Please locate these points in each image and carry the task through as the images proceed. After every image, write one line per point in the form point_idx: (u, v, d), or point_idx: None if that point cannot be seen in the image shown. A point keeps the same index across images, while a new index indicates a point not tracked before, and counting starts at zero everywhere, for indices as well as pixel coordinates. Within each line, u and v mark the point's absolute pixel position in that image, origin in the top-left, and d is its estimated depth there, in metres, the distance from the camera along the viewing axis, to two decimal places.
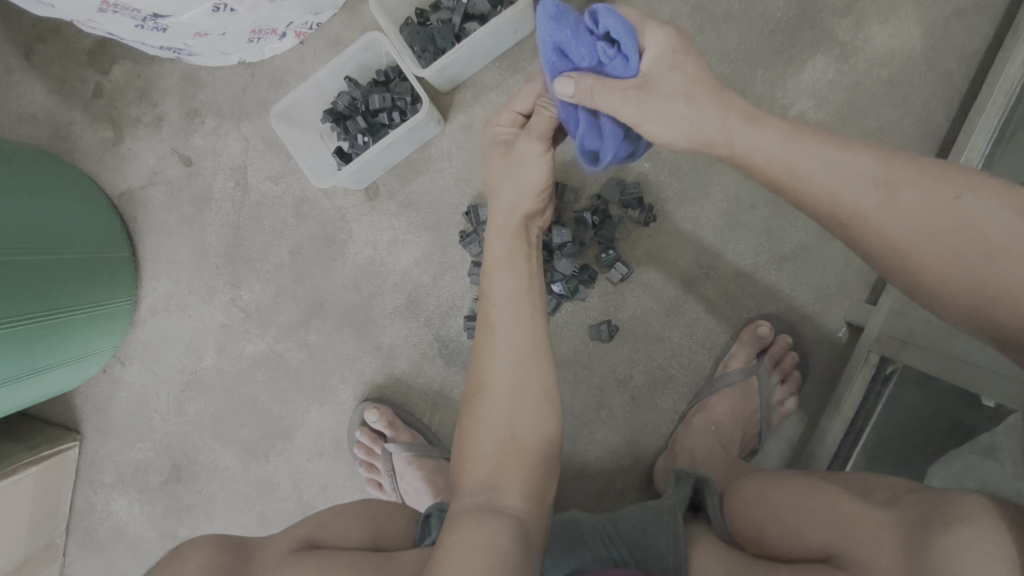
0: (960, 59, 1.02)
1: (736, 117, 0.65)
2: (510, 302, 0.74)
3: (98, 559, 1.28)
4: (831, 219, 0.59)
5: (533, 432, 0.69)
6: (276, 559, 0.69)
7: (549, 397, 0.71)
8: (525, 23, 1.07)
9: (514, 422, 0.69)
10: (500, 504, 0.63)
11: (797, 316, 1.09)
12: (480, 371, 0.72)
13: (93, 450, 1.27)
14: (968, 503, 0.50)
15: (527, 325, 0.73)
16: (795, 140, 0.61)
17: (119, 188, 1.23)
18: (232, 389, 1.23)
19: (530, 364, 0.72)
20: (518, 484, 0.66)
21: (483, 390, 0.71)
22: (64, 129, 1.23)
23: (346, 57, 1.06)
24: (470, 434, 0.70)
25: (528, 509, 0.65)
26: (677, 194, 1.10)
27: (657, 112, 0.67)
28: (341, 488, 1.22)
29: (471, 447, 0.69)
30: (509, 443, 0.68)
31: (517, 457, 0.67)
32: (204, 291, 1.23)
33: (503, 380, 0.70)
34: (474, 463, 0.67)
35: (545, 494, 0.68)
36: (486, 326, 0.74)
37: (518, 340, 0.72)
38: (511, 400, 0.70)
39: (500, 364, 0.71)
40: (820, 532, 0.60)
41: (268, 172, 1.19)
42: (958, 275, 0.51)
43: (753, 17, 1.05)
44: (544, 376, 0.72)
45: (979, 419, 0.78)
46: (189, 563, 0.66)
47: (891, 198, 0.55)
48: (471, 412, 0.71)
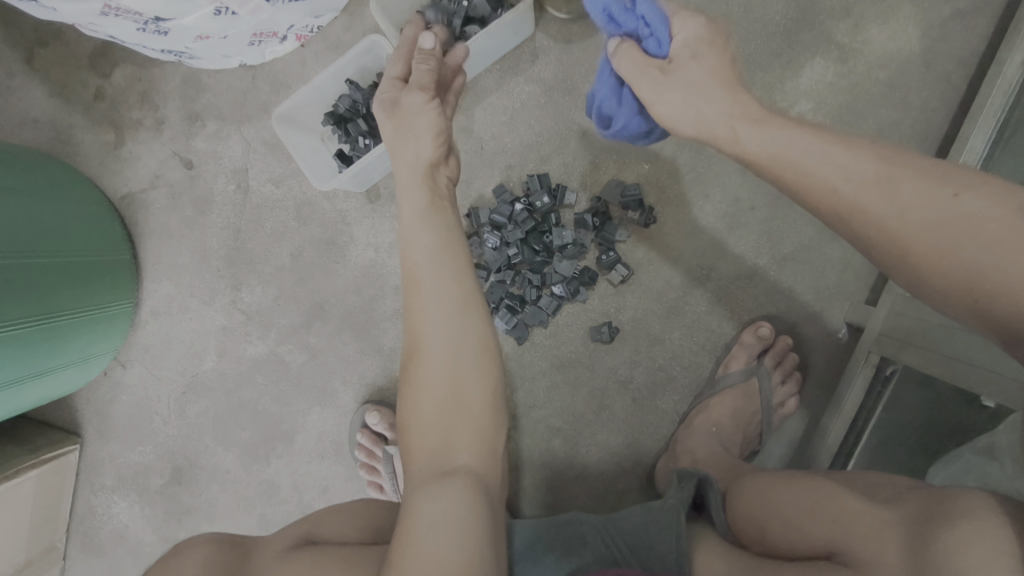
0: (958, 61, 1.03)
1: (741, 116, 0.66)
2: (433, 257, 0.72)
3: (98, 562, 1.27)
4: (831, 214, 0.60)
5: (475, 387, 0.68)
6: (276, 556, 0.69)
7: (485, 346, 0.70)
8: (525, 26, 1.07)
9: (455, 379, 0.68)
10: (453, 465, 0.65)
11: (797, 317, 1.09)
12: (416, 334, 0.70)
13: (93, 453, 1.27)
14: (969, 501, 0.50)
15: (456, 276, 0.72)
16: (799, 135, 0.62)
17: (120, 191, 1.23)
18: (232, 392, 1.23)
19: (461, 317, 0.70)
20: (467, 441, 0.66)
21: (420, 353, 0.69)
22: (65, 132, 1.23)
23: (347, 60, 1.06)
24: (411, 401, 0.68)
25: (482, 460, 0.67)
26: (677, 196, 1.10)
27: (666, 98, 0.69)
28: (342, 490, 1.22)
29: (414, 414, 0.68)
30: (452, 403, 0.67)
31: (461, 413, 0.67)
32: (205, 294, 1.23)
33: (441, 341, 0.69)
34: (422, 431, 0.67)
35: (496, 440, 0.69)
36: (412, 287, 0.72)
37: (446, 296, 0.70)
38: (444, 356, 0.68)
39: (433, 323, 0.69)
40: (822, 530, 0.60)
41: (269, 174, 1.20)
42: (957, 269, 0.51)
43: (752, 19, 1.06)
44: (482, 330, 0.71)
45: (981, 418, 0.78)
46: (188, 561, 0.66)
47: (892, 193, 0.55)
48: (410, 378, 0.69)
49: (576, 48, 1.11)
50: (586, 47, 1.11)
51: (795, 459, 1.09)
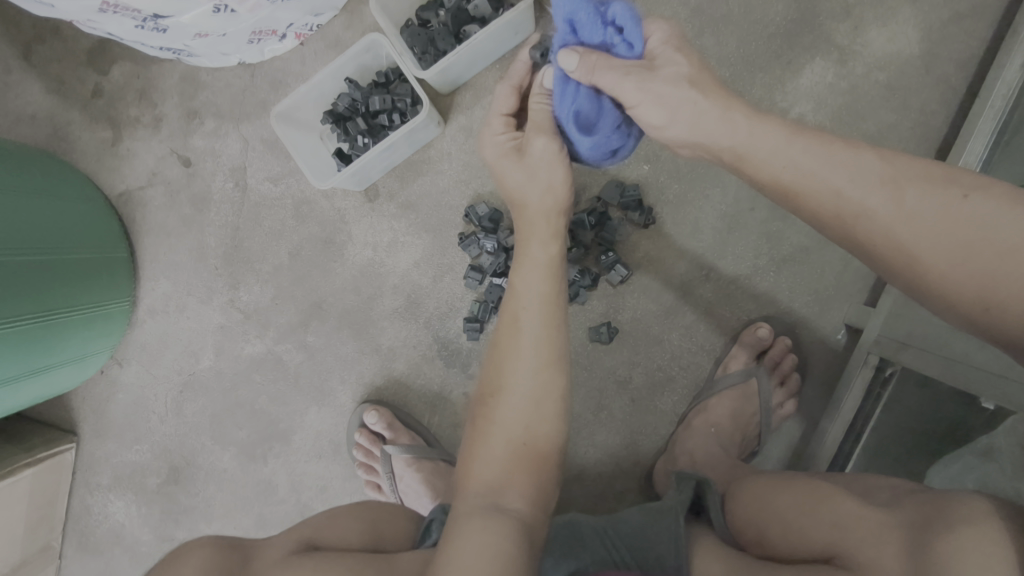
0: (958, 63, 1.03)
1: (739, 112, 0.66)
2: (539, 305, 0.73)
3: (94, 561, 1.27)
4: (834, 219, 0.59)
5: (549, 437, 0.68)
6: (275, 560, 0.68)
7: (563, 410, 0.70)
8: (525, 25, 1.07)
9: (531, 426, 0.68)
10: (506, 506, 0.62)
11: (796, 319, 1.09)
12: (499, 370, 0.71)
13: (90, 452, 1.27)
14: (972, 507, 0.50)
15: (552, 331, 0.72)
16: (797, 140, 0.62)
17: (118, 189, 1.23)
18: (230, 390, 1.23)
19: (547, 370, 0.70)
20: (524, 489, 0.64)
21: (501, 391, 0.70)
22: (62, 129, 1.22)
23: (346, 58, 1.06)
24: (482, 434, 0.68)
25: (533, 513, 0.63)
26: (676, 196, 1.10)
27: (656, 93, 0.66)
28: (339, 490, 1.21)
29: (481, 448, 0.67)
30: (522, 446, 0.67)
31: (529, 460, 0.66)
32: (203, 293, 1.22)
33: (523, 382, 0.70)
34: (483, 465, 0.66)
35: (549, 498, 0.66)
36: (510, 327, 0.73)
37: (542, 348, 0.71)
38: (529, 404, 0.68)
39: (521, 367, 0.70)
40: (822, 534, 0.59)
41: (268, 173, 1.19)
42: (968, 275, 0.51)
43: (753, 20, 1.06)
44: (559, 385, 0.70)
45: (979, 421, 0.79)
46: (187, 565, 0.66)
47: (898, 197, 0.55)
48: (485, 413, 0.70)
49: None
50: None
51: (795, 461, 1.08)
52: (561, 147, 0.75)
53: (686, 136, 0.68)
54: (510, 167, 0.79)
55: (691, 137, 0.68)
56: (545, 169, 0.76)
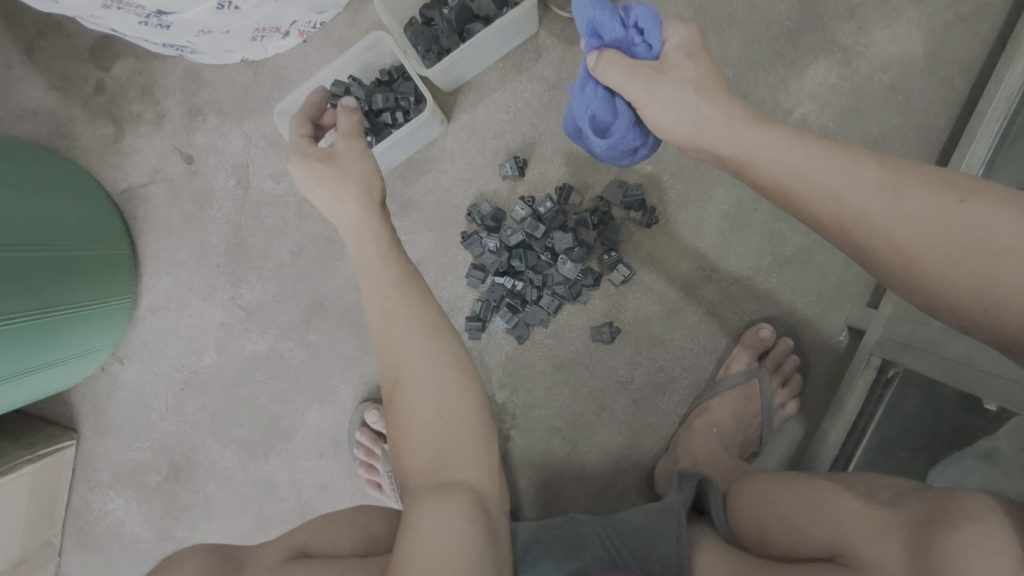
0: (962, 65, 1.03)
1: (741, 117, 0.66)
2: (398, 292, 0.70)
3: (93, 558, 1.27)
4: (832, 224, 0.59)
5: (461, 400, 0.67)
6: (268, 568, 0.69)
7: (463, 366, 0.69)
8: (529, 24, 1.07)
9: (440, 400, 0.66)
10: (453, 478, 0.63)
11: (798, 320, 1.09)
12: (390, 361, 0.69)
13: (90, 449, 1.27)
14: (974, 502, 0.50)
15: (420, 303, 0.71)
16: (798, 144, 0.62)
17: (119, 186, 1.23)
18: (231, 388, 1.23)
19: (433, 341, 0.68)
20: (463, 456, 0.65)
21: (400, 379, 0.67)
22: (64, 126, 1.22)
23: (349, 57, 1.06)
24: (400, 428, 0.67)
25: (479, 473, 0.65)
26: (678, 196, 1.10)
27: (661, 94, 0.68)
28: (340, 488, 1.21)
29: (404, 438, 0.67)
30: (440, 420, 0.65)
31: (455, 428, 0.66)
32: (204, 290, 1.22)
33: (415, 360, 0.67)
34: (414, 453, 0.65)
35: (492, 454, 0.68)
36: (382, 322, 0.70)
37: (416, 324, 0.69)
38: (426, 382, 0.66)
39: (409, 349, 0.68)
40: (823, 532, 0.59)
41: (270, 171, 1.19)
42: (968, 276, 0.51)
43: (757, 21, 1.06)
44: (452, 347, 0.69)
45: (980, 422, 0.79)
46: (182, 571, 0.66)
47: (898, 201, 0.55)
48: (394, 408, 0.67)
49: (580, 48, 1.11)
50: None
51: (796, 462, 1.08)
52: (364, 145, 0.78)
53: (689, 137, 0.69)
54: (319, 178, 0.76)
55: (694, 139, 0.69)
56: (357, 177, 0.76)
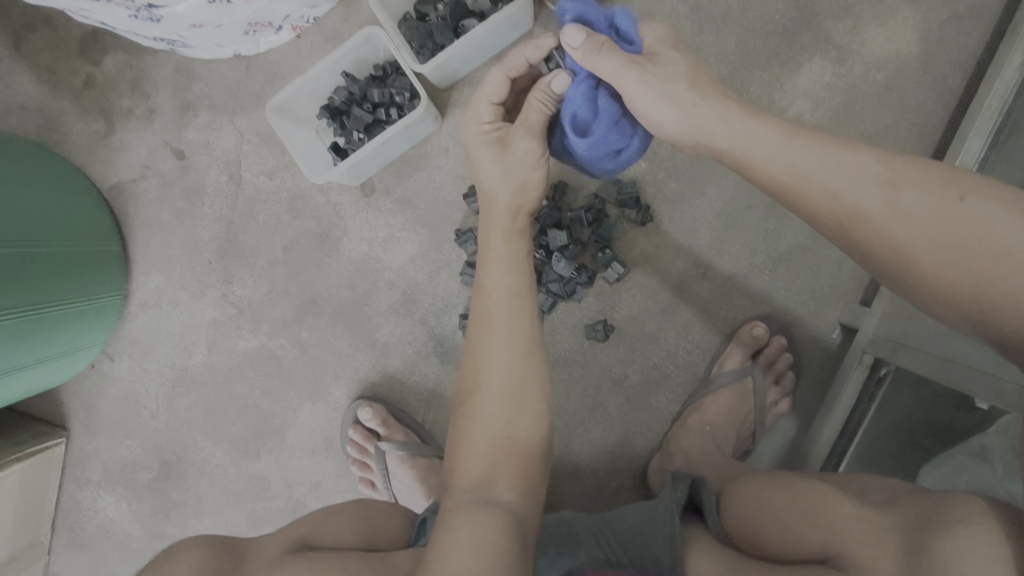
0: (956, 63, 1.03)
1: (736, 111, 0.67)
2: (507, 300, 0.73)
3: (84, 556, 1.27)
4: (830, 220, 0.59)
5: (531, 431, 0.69)
6: (269, 561, 0.67)
7: (542, 395, 0.72)
8: (524, 20, 1.06)
9: (511, 423, 0.69)
10: (496, 499, 0.64)
11: (791, 318, 1.09)
12: (476, 368, 0.72)
13: (80, 447, 1.26)
14: (967, 507, 0.48)
15: (525, 326, 0.73)
16: (795, 141, 0.62)
17: (109, 181, 1.21)
18: (223, 385, 1.22)
19: (523, 362, 0.71)
20: (514, 482, 0.66)
21: (478, 389, 0.71)
22: (53, 120, 1.21)
23: (343, 52, 1.05)
24: (466, 432, 0.69)
25: (524, 504, 0.65)
26: (673, 194, 1.10)
27: (656, 89, 0.69)
28: (333, 486, 1.21)
29: (464, 446, 0.69)
30: (505, 442, 0.68)
31: (514, 456, 0.68)
32: (196, 287, 1.21)
33: (495, 374, 0.71)
34: (469, 462, 0.67)
35: (537, 490, 0.68)
36: (481, 325, 0.73)
37: (514, 341, 0.72)
38: (504, 399, 0.69)
39: (497, 363, 0.71)
40: (818, 534, 0.56)
41: (263, 166, 1.18)
42: (964, 279, 0.51)
43: (752, 18, 1.06)
44: (536, 376, 0.72)
45: (970, 420, 0.80)
46: (180, 564, 0.64)
47: (895, 199, 0.55)
48: (465, 411, 0.71)
49: None
50: None
51: (790, 460, 1.08)
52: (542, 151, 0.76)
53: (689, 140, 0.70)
54: (485, 158, 0.78)
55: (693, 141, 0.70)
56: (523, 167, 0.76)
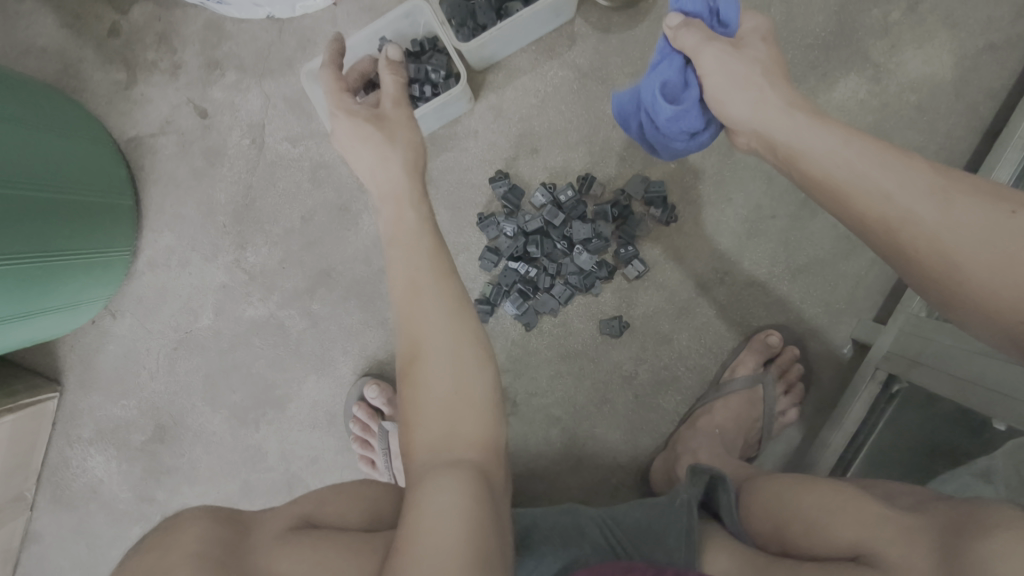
0: (988, 92, 1.04)
1: (801, 110, 0.68)
2: (429, 266, 0.65)
3: (68, 515, 1.24)
4: (878, 223, 0.59)
5: (479, 383, 0.60)
6: (274, 537, 0.65)
7: (484, 340, 0.63)
8: (567, 8, 1.05)
9: (457, 379, 0.60)
10: (458, 460, 0.56)
11: (805, 329, 1.10)
12: (411, 336, 0.62)
13: (72, 403, 1.23)
14: (1000, 512, 0.49)
15: (450, 283, 0.65)
16: (853, 140, 0.63)
17: (127, 134, 1.18)
18: (227, 352, 1.20)
19: (462, 315, 0.63)
20: (471, 439, 0.58)
21: (415, 356, 0.61)
22: (73, 66, 1.17)
23: (382, 22, 1.03)
24: (409, 404, 0.60)
25: (486, 460, 0.58)
26: (699, 197, 1.10)
27: (729, 67, 0.72)
28: (331, 462, 1.20)
29: (412, 416, 0.59)
30: (456, 401, 0.59)
31: (467, 415, 0.59)
32: (208, 250, 1.19)
33: (437, 334, 0.61)
34: (421, 433, 0.58)
35: (500, 442, 0.60)
36: (406, 295, 0.64)
37: (444, 299, 0.63)
38: (448, 357, 0.60)
39: (430, 323, 0.62)
40: (847, 530, 0.57)
41: (287, 133, 1.16)
42: (1009, 286, 0.52)
43: (793, 29, 1.06)
44: (475, 324, 0.64)
45: (973, 444, 0.82)
46: (187, 534, 0.60)
47: (947, 206, 0.56)
48: (406, 383, 0.61)
49: (615, 38, 1.09)
50: (626, 39, 1.09)
51: (792, 468, 1.09)
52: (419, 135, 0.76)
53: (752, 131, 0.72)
54: (356, 140, 0.74)
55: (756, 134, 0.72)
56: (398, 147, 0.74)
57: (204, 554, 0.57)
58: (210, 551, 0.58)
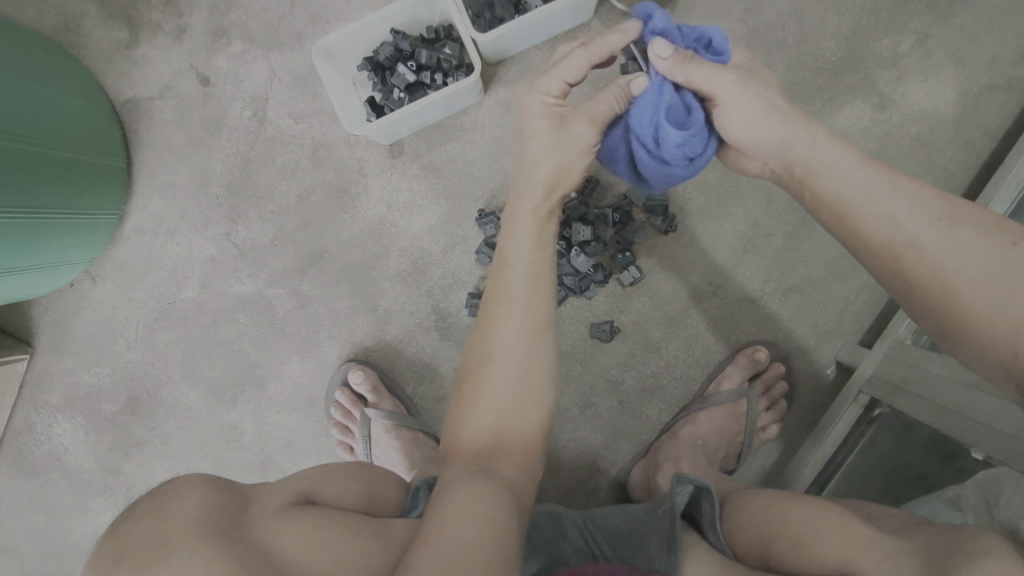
0: (986, 130, 1.06)
1: (821, 128, 0.68)
2: (527, 274, 0.71)
3: (28, 482, 1.20)
4: (884, 247, 0.61)
5: (536, 407, 0.68)
6: (274, 510, 0.58)
7: (552, 371, 0.70)
8: (586, 9, 1.05)
9: (518, 398, 0.67)
10: (498, 473, 0.62)
11: (791, 348, 1.11)
12: (486, 341, 0.70)
13: (43, 367, 1.19)
14: (988, 543, 0.49)
15: (541, 296, 0.71)
16: (866, 164, 0.65)
17: (124, 95, 1.15)
18: (209, 327, 1.17)
19: (538, 338, 0.69)
20: (513, 456, 0.65)
21: (489, 361, 0.68)
22: (73, 20, 1.14)
23: (401, 6, 1.02)
24: (471, 404, 0.68)
25: (522, 479, 0.64)
26: (699, 209, 1.11)
27: (750, 88, 0.68)
28: (307, 447, 1.18)
29: (467, 414, 0.68)
30: (511, 416, 0.67)
31: (517, 432, 0.67)
32: (198, 220, 1.16)
33: (507, 353, 0.68)
34: (472, 433, 0.66)
35: (536, 464, 0.68)
36: (499, 297, 0.71)
37: (530, 312, 0.70)
38: (517, 375, 0.68)
39: (508, 335, 0.69)
40: (833, 551, 0.57)
41: (290, 109, 1.14)
42: (1008, 318, 0.52)
43: (804, 51, 1.08)
44: (548, 355, 0.70)
45: (946, 471, 0.84)
46: (185, 503, 0.52)
47: (951, 233, 0.57)
48: (471, 383, 0.69)
49: None
50: None
51: (769, 483, 1.11)
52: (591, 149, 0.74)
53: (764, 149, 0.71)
54: (540, 129, 0.74)
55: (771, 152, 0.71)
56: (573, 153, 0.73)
57: (205, 525, 0.50)
58: (213, 522, 0.51)
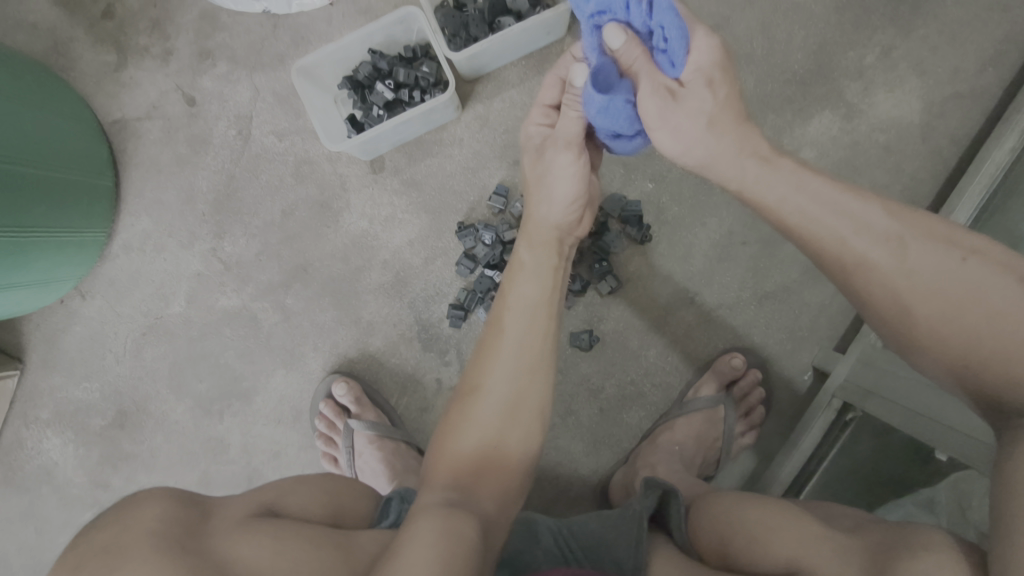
0: (952, 138, 1.09)
1: (752, 159, 0.66)
2: (526, 311, 0.74)
3: (18, 496, 1.22)
4: (837, 265, 0.61)
5: (519, 445, 0.69)
6: (233, 521, 0.60)
7: (540, 412, 0.71)
8: (558, 27, 1.09)
9: (502, 433, 0.68)
10: (474, 501, 0.63)
11: (768, 354, 1.13)
12: (480, 370, 0.72)
13: (33, 383, 1.21)
14: (931, 535, 0.51)
15: (538, 337, 0.73)
16: (808, 185, 0.63)
17: (113, 116, 1.18)
18: (196, 341, 1.19)
19: (531, 374, 0.71)
20: (491, 488, 0.65)
21: (477, 391, 0.70)
22: (63, 45, 1.17)
23: (377, 26, 1.05)
24: (456, 429, 0.69)
25: (496, 512, 0.64)
26: (674, 218, 1.13)
27: (673, 124, 0.65)
28: (293, 458, 1.19)
29: (451, 439, 0.69)
30: (493, 450, 0.68)
31: (498, 464, 0.67)
32: (185, 236, 1.19)
33: (498, 385, 0.70)
34: (453, 460, 0.67)
35: (513, 499, 0.67)
36: (495, 326, 0.74)
37: (527, 350, 0.72)
38: (503, 409, 0.69)
39: (499, 370, 0.71)
40: (782, 548, 0.59)
41: (274, 127, 1.17)
42: (956, 332, 0.54)
43: (773, 64, 1.11)
44: (539, 397, 0.71)
45: (920, 473, 0.86)
46: (144, 512, 0.56)
47: (901, 252, 0.58)
48: (460, 409, 0.70)
49: None
50: None
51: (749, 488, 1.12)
52: (582, 165, 0.75)
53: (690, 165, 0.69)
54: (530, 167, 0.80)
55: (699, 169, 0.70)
56: (562, 181, 0.76)
57: (161, 534, 0.53)
58: (167, 531, 0.54)
